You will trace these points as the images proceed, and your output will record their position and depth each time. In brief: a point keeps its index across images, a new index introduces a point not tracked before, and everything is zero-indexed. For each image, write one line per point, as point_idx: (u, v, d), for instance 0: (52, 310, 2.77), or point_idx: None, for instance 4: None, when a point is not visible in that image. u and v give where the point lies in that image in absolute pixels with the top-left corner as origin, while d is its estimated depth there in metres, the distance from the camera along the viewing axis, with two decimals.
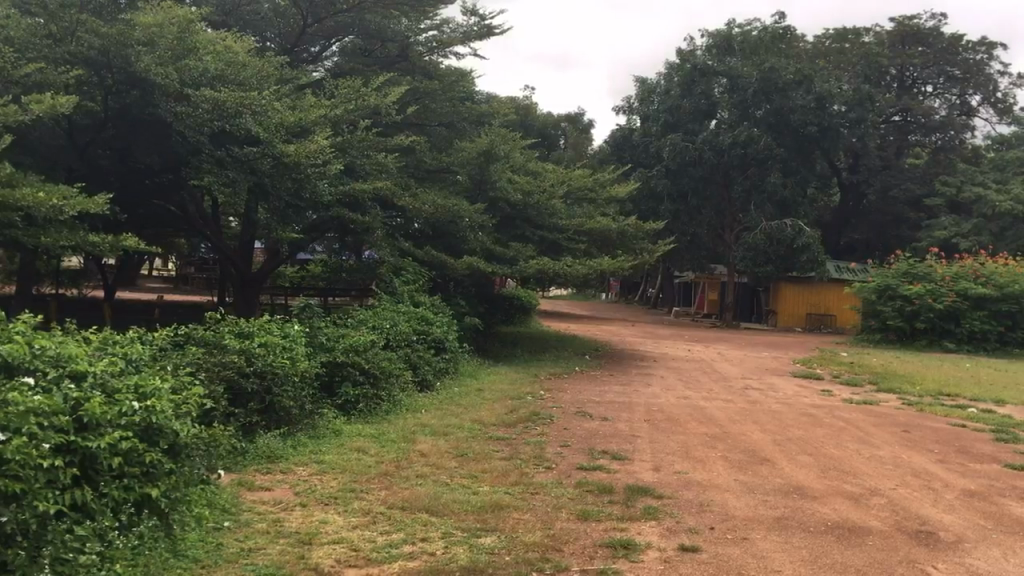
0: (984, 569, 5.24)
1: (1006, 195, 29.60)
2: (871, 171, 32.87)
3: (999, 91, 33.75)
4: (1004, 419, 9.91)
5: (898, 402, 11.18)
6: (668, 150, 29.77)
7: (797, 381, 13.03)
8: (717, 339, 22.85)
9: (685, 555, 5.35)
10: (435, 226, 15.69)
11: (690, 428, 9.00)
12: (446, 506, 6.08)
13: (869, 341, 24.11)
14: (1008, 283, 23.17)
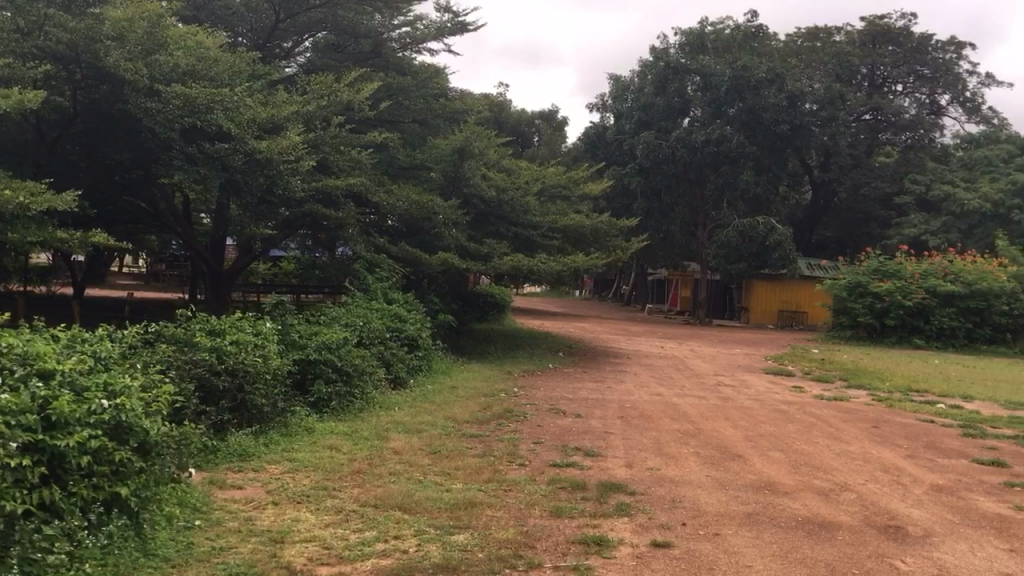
0: (951, 563, 5.33)
1: (974, 193, 30.05)
2: (842, 170, 33.10)
3: (967, 91, 34.20)
4: (972, 414, 10.05)
5: (868, 397, 11.29)
6: (641, 147, 29.79)
7: (769, 378, 13.11)
8: (690, 336, 22.94)
9: (657, 551, 5.39)
10: (408, 221, 15.66)
11: (663, 424, 9.04)
12: (419, 503, 6.07)
13: (841, 337, 24.39)
14: (976, 280, 23.48)
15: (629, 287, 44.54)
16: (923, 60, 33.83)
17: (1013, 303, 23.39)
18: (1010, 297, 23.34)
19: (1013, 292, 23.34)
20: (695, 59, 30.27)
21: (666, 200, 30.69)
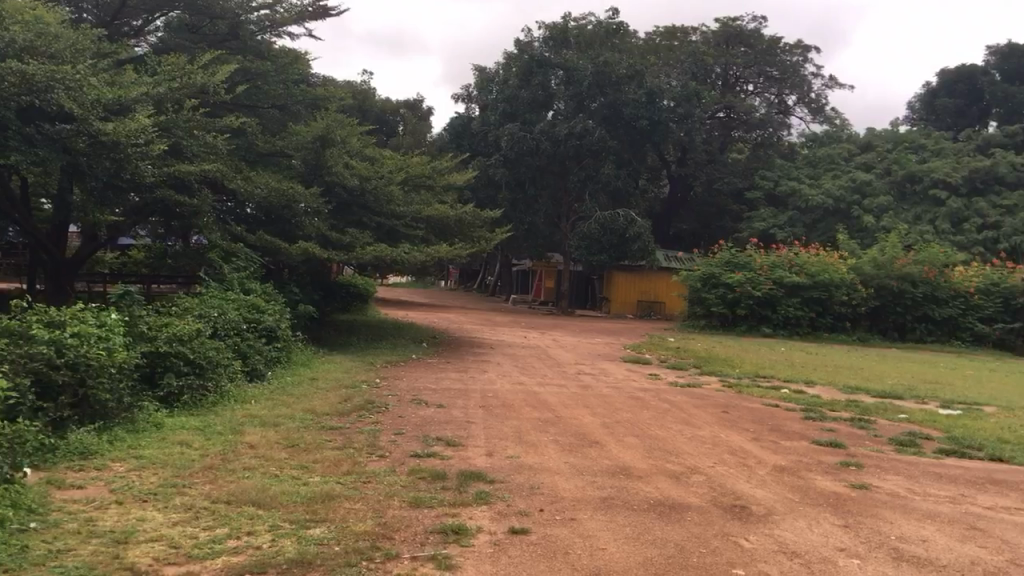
0: (790, 540, 5.64)
1: (819, 189, 31.90)
2: (697, 165, 34.44)
3: (812, 92, 36.13)
4: (814, 398, 10.65)
5: (718, 383, 11.80)
6: (505, 140, 29.90)
7: (627, 366, 13.49)
8: (553, 326, 23.31)
9: (515, 537, 5.45)
10: (267, 209, 15.27)
11: (524, 413, 9.15)
12: (273, 497, 5.94)
13: (695, 327, 25.31)
14: (818, 271, 24.80)
15: (494, 277, 44.81)
16: (773, 61, 35.28)
17: (852, 293, 24.85)
18: (850, 288, 24.77)
19: (852, 283, 24.80)
20: (558, 54, 30.68)
21: (530, 191, 31.02)
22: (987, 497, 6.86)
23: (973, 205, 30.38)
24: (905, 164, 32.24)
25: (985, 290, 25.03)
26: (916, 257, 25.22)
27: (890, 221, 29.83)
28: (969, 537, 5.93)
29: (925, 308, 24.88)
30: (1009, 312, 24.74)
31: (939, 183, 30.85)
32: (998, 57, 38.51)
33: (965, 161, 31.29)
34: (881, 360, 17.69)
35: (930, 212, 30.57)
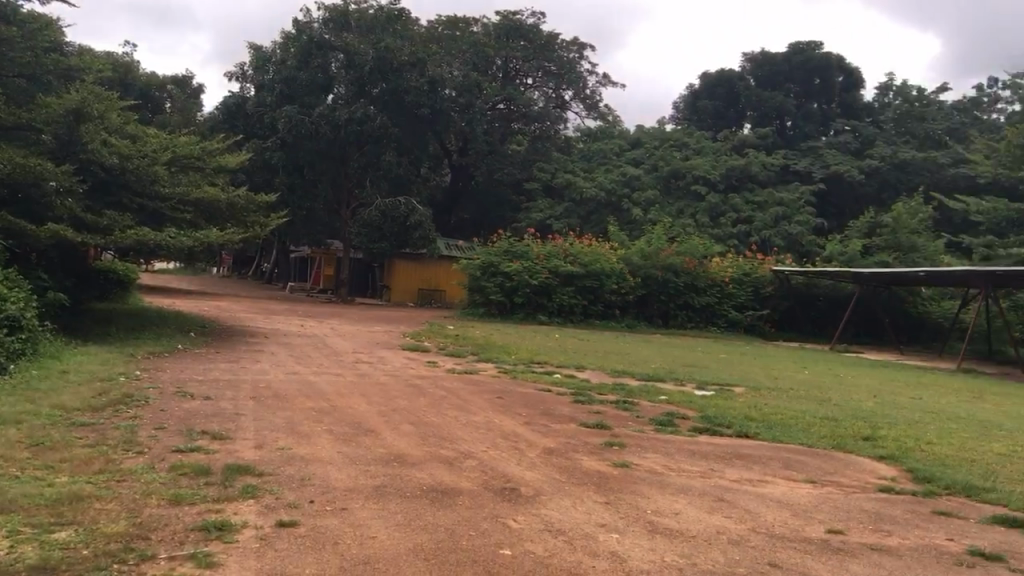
0: (555, 519, 5.86)
1: (592, 183, 33.60)
2: (477, 155, 34.89)
3: (587, 89, 37.74)
4: (583, 382, 11.19)
5: (494, 369, 12.09)
6: (283, 122, 29.17)
7: (404, 354, 13.53)
8: (333, 314, 22.94)
9: (282, 531, 5.30)
10: (13, 188, 13.97)
11: (297, 403, 8.94)
12: (12, 501, 5.45)
13: (474, 315, 25.56)
14: (591, 261, 26.00)
15: (272, 264, 43.38)
16: (550, 57, 36.51)
17: (622, 283, 26.28)
18: (619, 278, 26.19)
19: (621, 272, 26.29)
20: (339, 36, 30.07)
21: (308, 176, 30.54)
22: (732, 470, 7.45)
23: (729, 202, 33.07)
24: (669, 160, 34.64)
25: (738, 280, 27.19)
26: (679, 248, 26.93)
27: (656, 213, 31.96)
28: (716, 508, 6.41)
29: (686, 296, 26.71)
30: (758, 300, 27.40)
31: (699, 180, 33.70)
32: (753, 64, 41.70)
33: (722, 160, 34.68)
34: (642, 345, 18.94)
35: (691, 206, 33.22)
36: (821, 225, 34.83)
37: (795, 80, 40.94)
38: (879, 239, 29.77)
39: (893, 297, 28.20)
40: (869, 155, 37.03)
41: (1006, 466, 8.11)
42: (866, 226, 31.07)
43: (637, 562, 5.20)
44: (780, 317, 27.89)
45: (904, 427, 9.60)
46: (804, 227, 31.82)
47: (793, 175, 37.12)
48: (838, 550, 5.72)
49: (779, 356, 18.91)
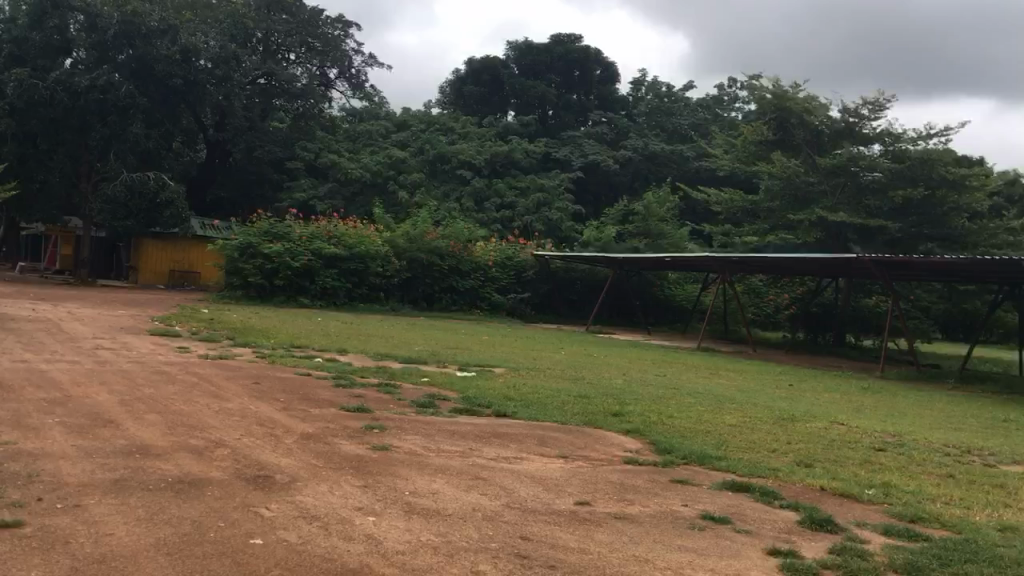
0: (310, 505, 5.74)
1: (357, 163, 33.53)
2: (236, 131, 33.11)
3: (352, 68, 37.22)
4: (345, 365, 11.17)
5: (252, 354, 11.68)
6: (12, 86, 26.36)
7: (152, 339, 12.71)
8: (74, 298, 21.23)
9: (3, 533, 4.82)
10: None
11: (25, 394, 8.17)
12: None
13: (231, 297, 24.63)
14: (355, 244, 26.32)
15: None
16: (314, 33, 35.43)
17: (387, 266, 26.96)
18: (384, 260, 26.82)
19: (387, 256, 26.89)
20: None
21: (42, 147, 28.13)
22: (490, 449, 7.63)
23: (493, 187, 34.38)
24: (435, 144, 35.20)
25: (501, 263, 28.97)
26: (443, 232, 28.18)
27: (422, 197, 32.30)
28: (473, 487, 6.52)
29: (451, 279, 28.05)
30: (519, 283, 29.22)
31: (464, 165, 34.71)
32: (516, 52, 42.91)
33: (486, 146, 35.98)
34: (406, 327, 19.16)
35: (456, 190, 34.17)
36: (580, 212, 36.66)
37: (556, 71, 42.62)
38: (631, 226, 31.73)
39: (643, 280, 30.19)
40: (624, 146, 39.48)
41: (736, 436, 8.88)
42: (620, 214, 33.42)
43: (392, 543, 5.19)
44: (536, 301, 29.64)
45: (648, 402, 10.29)
46: (562, 213, 33.86)
47: (553, 162, 38.55)
48: (584, 520, 6.00)
49: (539, 338, 19.69)
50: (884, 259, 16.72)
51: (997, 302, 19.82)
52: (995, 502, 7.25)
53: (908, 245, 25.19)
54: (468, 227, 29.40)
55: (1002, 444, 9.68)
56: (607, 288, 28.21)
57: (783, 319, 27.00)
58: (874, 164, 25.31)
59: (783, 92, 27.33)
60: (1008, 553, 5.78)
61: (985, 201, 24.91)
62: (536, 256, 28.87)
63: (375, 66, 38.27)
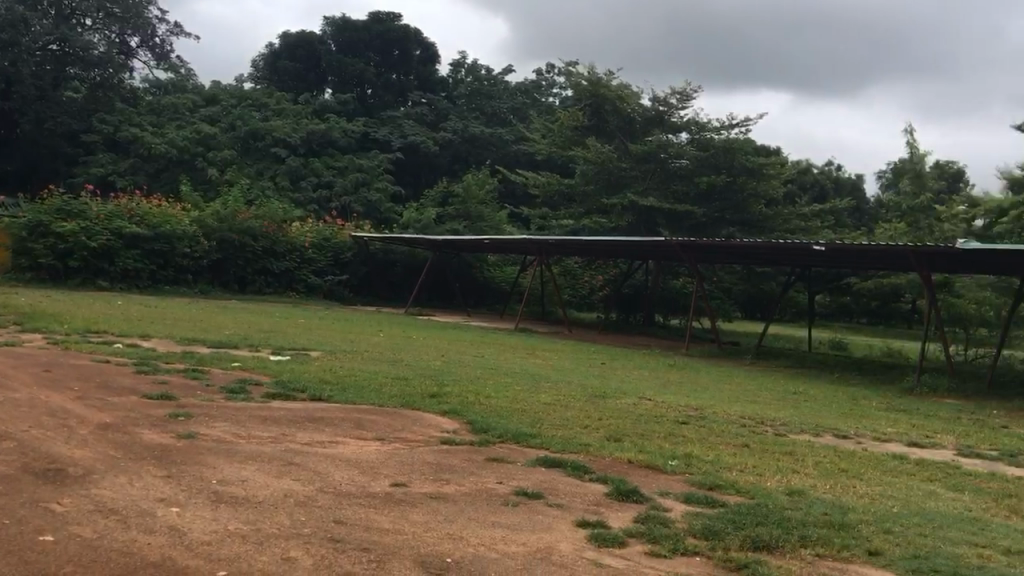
0: (107, 498, 5.41)
1: (160, 138, 31.71)
2: (24, 99, 31.24)
3: (156, 36, 35.44)
4: (149, 351, 10.61)
5: (44, 340, 10.90)
6: None
7: None
8: None
9: None
10: None
11: None
12: None
13: (17, 279, 22.86)
14: (159, 223, 25.07)
15: None
16: None
17: (195, 245, 25.95)
18: (192, 240, 25.79)
19: (196, 236, 25.88)
20: None
21: None
22: (304, 433, 7.47)
23: (310, 166, 33.83)
24: (248, 120, 34.09)
25: (318, 244, 28.87)
26: (256, 212, 27.53)
27: (232, 174, 31.16)
28: (285, 473, 6.33)
29: (264, 261, 27.49)
30: (337, 265, 29.33)
31: (278, 142, 33.87)
32: (334, 28, 42.01)
33: (302, 123, 35.19)
34: (216, 310, 18.52)
35: (270, 167, 33.30)
36: (399, 194, 36.58)
37: (374, 50, 42.18)
38: (451, 209, 32.03)
39: (461, 262, 30.90)
40: (443, 128, 39.77)
41: (550, 414, 9.13)
42: (439, 196, 33.78)
43: (198, 534, 4.95)
44: (356, 282, 29.88)
45: (466, 383, 10.42)
46: (382, 194, 33.82)
47: (373, 143, 38.23)
48: (399, 501, 5.96)
49: (357, 321, 19.49)
50: (688, 241, 17.57)
51: (789, 283, 21.24)
52: (784, 468, 7.81)
53: (712, 229, 26.71)
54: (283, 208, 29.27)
55: (791, 415, 10.45)
56: (428, 269, 28.41)
57: (596, 299, 28.34)
58: (680, 151, 26.75)
59: (598, 80, 28.50)
60: (793, 515, 6.24)
61: (779, 188, 26.83)
62: (353, 238, 29.09)
63: (181, 36, 36.59)
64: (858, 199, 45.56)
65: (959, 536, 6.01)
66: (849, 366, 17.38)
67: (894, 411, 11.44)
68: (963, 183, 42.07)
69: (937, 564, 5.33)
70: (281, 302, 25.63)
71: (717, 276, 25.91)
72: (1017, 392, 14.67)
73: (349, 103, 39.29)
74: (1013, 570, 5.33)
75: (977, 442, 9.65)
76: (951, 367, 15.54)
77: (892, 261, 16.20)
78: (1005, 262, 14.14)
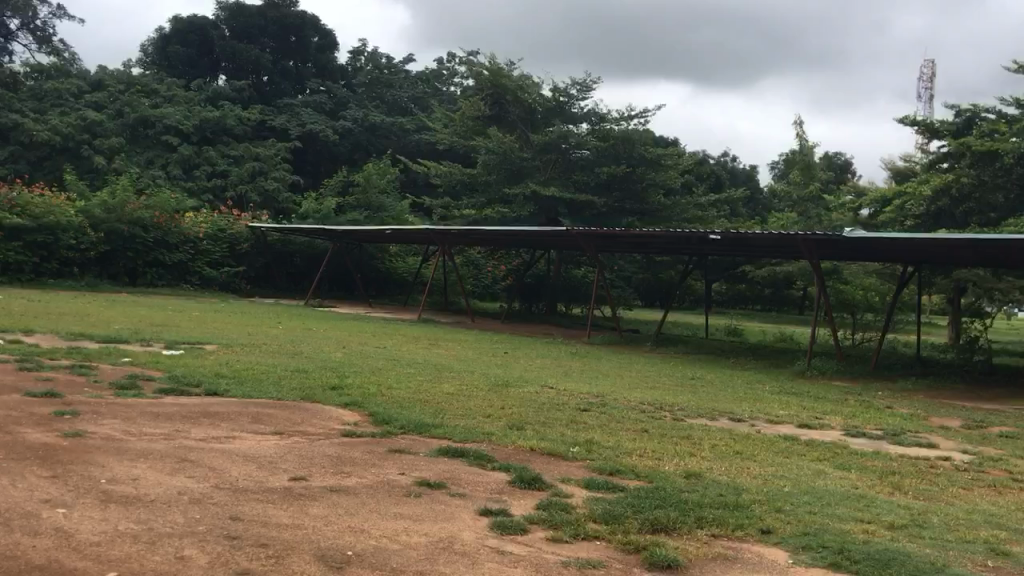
0: None
1: (43, 124, 30.01)
2: None
3: (37, 19, 33.86)
4: (32, 347, 10.15)
5: None
6: None
7: None
8: None
9: None
10: None
11: None
12: None
13: None
14: (42, 215, 23.80)
15: None
16: None
17: (81, 237, 24.89)
18: (77, 231, 24.69)
19: (81, 227, 24.84)
20: None
21: None
22: (199, 430, 7.26)
23: (203, 155, 32.97)
24: (136, 106, 32.80)
25: (212, 235, 28.16)
26: (146, 201, 26.28)
27: (121, 163, 30.08)
28: (179, 470, 6.14)
29: (156, 253, 26.63)
30: (233, 257, 28.77)
31: (169, 130, 32.79)
32: (227, 12, 40.46)
33: (195, 111, 34.13)
34: (105, 304, 17.82)
35: (162, 156, 32.20)
36: (299, 183, 35.91)
37: (269, 36, 41.09)
38: (352, 199, 31.70)
39: (363, 252, 30.66)
40: (342, 116, 39.25)
41: (452, 404, 9.12)
42: (339, 185, 33.36)
43: (85, 535, 4.76)
44: (253, 274, 29.60)
45: (367, 374, 10.32)
46: (280, 183, 33.20)
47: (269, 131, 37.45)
48: (299, 496, 5.86)
49: (255, 313, 19.08)
50: (589, 231, 17.75)
51: (687, 271, 21.63)
52: (681, 452, 8.01)
53: (613, 219, 27.19)
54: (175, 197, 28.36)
55: (689, 399, 10.73)
56: (328, 260, 28.05)
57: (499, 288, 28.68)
58: (581, 142, 27.21)
59: (499, 70, 28.52)
60: (690, 497, 6.39)
61: (677, 179, 27.45)
62: (250, 228, 28.48)
63: (65, 18, 35.08)
64: (752, 188, 47.02)
65: (846, 513, 6.27)
66: (743, 350, 17.94)
67: (786, 393, 11.87)
68: (849, 173, 43.90)
69: (825, 540, 5.55)
70: (173, 294, 25.03)
71: (617, 265, 26.49)
72: (896, 372, 15.47)
73: (244, 90, 38.27)
74: (895, 543, 5.59)
75: (863, 423, 10.09)
76: (839, 351, 16.20)
77: (782, 249, 16.79)
78: (886, 249, 14.85)
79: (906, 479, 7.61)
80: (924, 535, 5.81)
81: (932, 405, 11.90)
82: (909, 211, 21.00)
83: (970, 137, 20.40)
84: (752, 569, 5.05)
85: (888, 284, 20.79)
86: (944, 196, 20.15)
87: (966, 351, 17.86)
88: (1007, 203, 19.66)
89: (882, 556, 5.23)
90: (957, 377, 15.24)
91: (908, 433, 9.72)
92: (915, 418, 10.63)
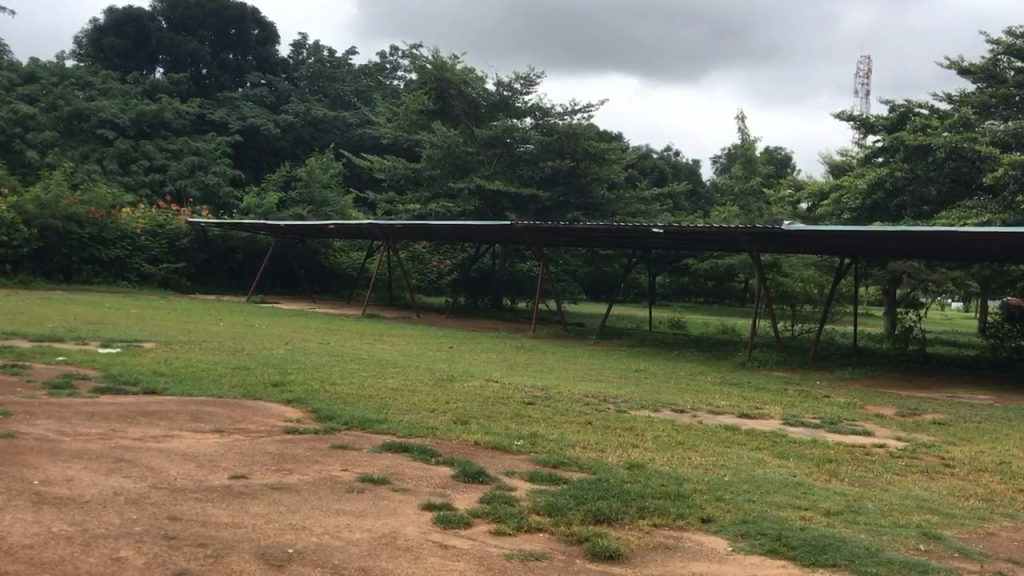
0: None
1: None
2: None
3: None
4: None
5: None
6: None
7: None
8: None
9: None
10: None
11: None
12: None
13: None
14: None
15: None
16: None
17: (13, 233, 24.20)
18: (9, 228, 24.03)
19: (14, 222, 24.15)
20: None
21: None
22: (136, 429, 7.15)
23: (141, 148, 32.44)
24: (70, 99, 32.00)
25: (150, 232, 27.77)
26: (81, 197, 25.86)
27: (55, 157, 29.39)
28: (113, 470, 6.03)
29: (93, 249, 26.04)
30: (171, 252, 28.33)
31: (105, 123, 32.11)
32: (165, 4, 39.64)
33: (131, 103, 33.47)
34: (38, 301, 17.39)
35: (97, 149, 31.54)
36: (240, 177, 35.45)
37: (208, 28, 40.46)
38: (294, 194, 31.34)
39: (307, 249, 30.44)
40: (284, 110, 38.82)
41: (397, 399, 9.13)
42: (282, 179, 33.06)
43: (17, 537, 4.66)
44: (194, 271, 29.31)
45: (311, 370, 10.28)
46: (219, 177, 32.81)
47: (208, 124, 36.93)
48: (239, 494, 5.79)
49: (193, 309, 18.76)
50: (532, 225, 17.70)
51: (632, 265, 21.70)
52: (624, 443, 8.10)
53: (557, 213, 27.35)
54: (111, 192, 27.69)
55: (632, 391, 10.86)
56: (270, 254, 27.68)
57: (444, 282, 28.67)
58: (526, 136, 27.44)
59: (443, 63, 28.29)
60: (632, 487, 6.46)
61: (620, 173, 27.67)
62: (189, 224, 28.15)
63: None
64: (694, 182, 47.55)
65: (785, 500, 6.40)
66: (685, 342, 18.13)
67: (727, 384, 12.02)
68: (788, 168, 44.85)
69: (763, 527, 5.66)
70: (114, 292, 24.47)
71: (562, 259, 26.57)
72: (832, 362, 15.83)
73: (182, 83, 37.54)
74: (830, 529, 5.73)
75: (801, 412, 10.28)
76: (779, 341, 16.44)
77: (721, 241, 17.00)
78: (821, 242, 15.14)
79: (842, 465, 7.79)
80: (858, 521, 5.95)
81: (867, 393, 12.20)
82: (845, 204, 21.42)
83: (904, 131, 20.83)
84: (693, 556, 5.14)
85: (826, 276, 21.25)
86: (879, 189, 20.61)
87: (900, 340, 18.33)
88: (940, 195, 20.17)
89: (819, 542, 5.36)
90: (890, 366, 15.65)
91: (844, 421, 9.95)
92: (852, 407, 10.88)
